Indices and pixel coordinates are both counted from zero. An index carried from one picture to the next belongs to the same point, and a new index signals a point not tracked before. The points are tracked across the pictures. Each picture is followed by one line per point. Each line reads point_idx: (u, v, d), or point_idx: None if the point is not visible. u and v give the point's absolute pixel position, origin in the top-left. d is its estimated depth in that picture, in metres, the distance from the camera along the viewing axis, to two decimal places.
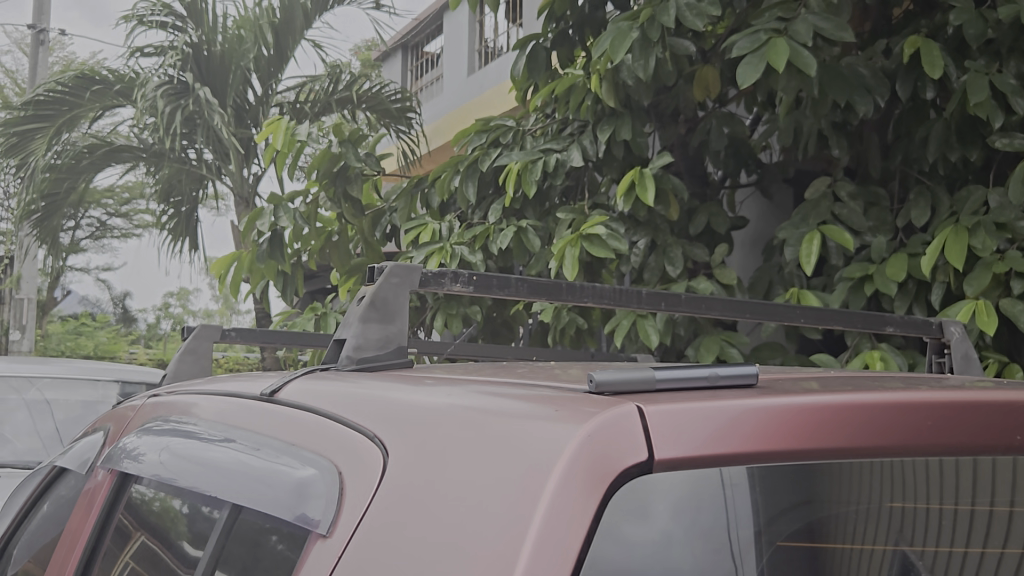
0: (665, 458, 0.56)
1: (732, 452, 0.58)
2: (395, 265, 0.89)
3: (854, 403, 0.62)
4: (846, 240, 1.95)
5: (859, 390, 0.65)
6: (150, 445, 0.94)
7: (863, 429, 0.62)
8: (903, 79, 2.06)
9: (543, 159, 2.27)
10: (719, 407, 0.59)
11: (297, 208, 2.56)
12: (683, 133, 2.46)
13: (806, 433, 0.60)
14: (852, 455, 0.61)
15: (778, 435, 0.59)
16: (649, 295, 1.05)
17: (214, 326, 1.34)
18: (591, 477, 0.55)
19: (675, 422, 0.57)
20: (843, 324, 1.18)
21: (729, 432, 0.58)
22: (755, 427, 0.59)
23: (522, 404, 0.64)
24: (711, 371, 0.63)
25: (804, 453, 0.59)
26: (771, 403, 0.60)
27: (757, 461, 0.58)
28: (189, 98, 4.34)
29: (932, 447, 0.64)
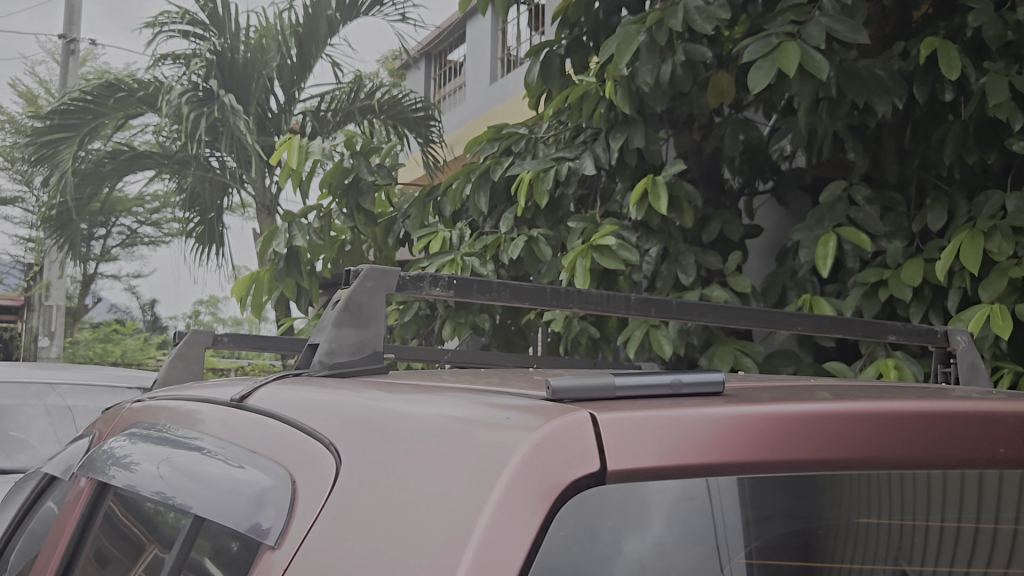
0: (624, 469, 0.53)
1: (702, 462, 0.55)
2: (370, 268, 0.87)
3: (823, 412, 0.59)
4: (862, 242, 1.92)
5: (832, 399, 0.62)
6: (146, 455, 0.86)
7: (842, 440, 0.59)
8: (920, 82, 2.02)
9: (555, 167, 2.23)
10: (682, 415, 0.56)
11: (310, 222, 2.52)
12: (698, 140, 2.46)
13: (780, 443, 0.57)
14: (834, 467, 0.58)
15: (744, 443, 0.56)
16: (638, 301, 1.01)
17: (205, 332, 1.32)
18: (536, 491, 0.52)
19: (637, 431, 0.54)
20: (845, 332, 1.14)
21: (694, 441, 0.55)
22: (714, 436, 0.56)
23: (482, 411, 0.61)
24: (673, 378, 0.61)
25: (778, 464, 0.56)
26: (744, 412, 0.57)
27: (716, 474, 0.55)
28: (213, 106, 4.30)
29: (905, 460, 0.61)
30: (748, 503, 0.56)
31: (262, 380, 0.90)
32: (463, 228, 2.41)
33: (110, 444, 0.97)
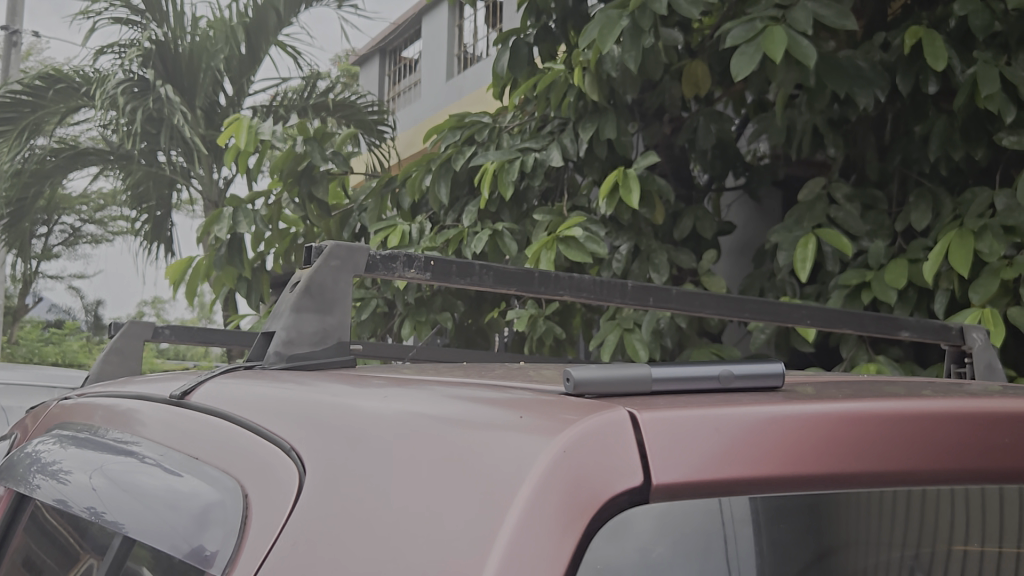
0: (672, 483, 0.42)
1: (757, 476, 0.44)
2: (335, 245, 0.75)
3: (893, 413, 0.48)
4: (842, 245, 1.82)
5: (895, 397, 0.52)
6: (78, 462, 0.73)
7: (891, 447, 0.47)
8: (904, 72, 1.92)
9: (521, 158, 2.10)
10: (732, 414, 0.45)
11: (257, 211, 2.37)
12: (668, 133, 2.32)
13: (819, 453, 0.46)
14: (897, 482, 0.47)
15: (805, 452, 0.45)
16: (635, 289, 0.89)
17: (144, 324, 1.19)
18: (564, 512, 0.40)
19: (682, 437, 0.43)
20: (854, 328, 1.03)
21: (749, 449, 0.44)
22: (774, 444, 0.45)
23: (479, 408, 0.50)
24: (722, 368, 0.49)
25: (810, 479, 0.45)
26: (791, 411, 0.46)
27: (774, 489, 0.44)
28: (151, 96, 4.06)
29: (973, 473, 0.50)
30: (770, 536, 0.44)
31: (210, 373, 0.77)
32: (422, 221, 2.26)
33: (33, 447, 0.84)
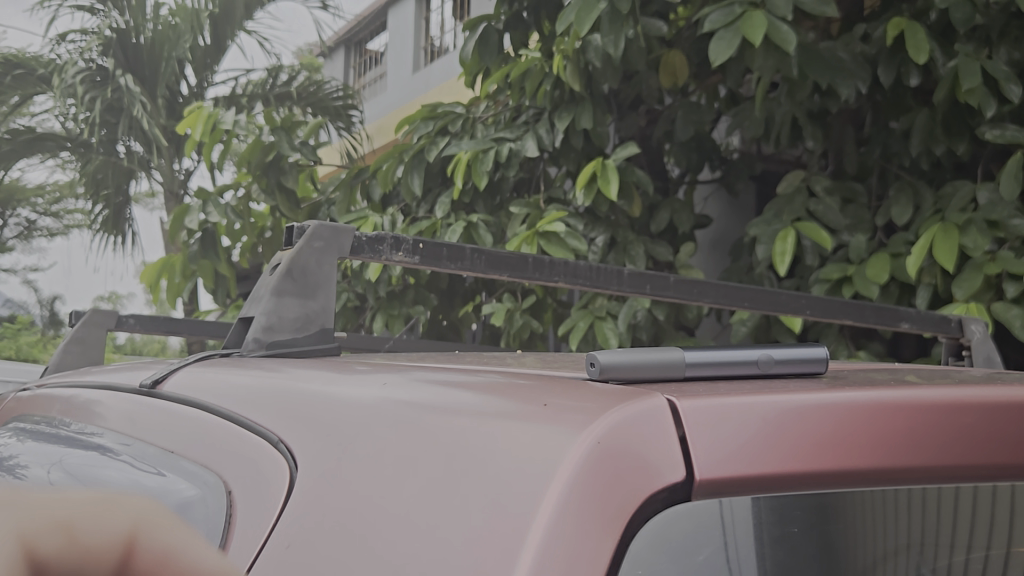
0: (715, 477, 0.38)
1: (800, 473, 0.40)
2: (319, 225, 0.70)
3: (927, 404, 0.46)
4: (822, 239, 1.78)
5: (930, 386, 0.48)
6: (36, 456, 0.68)
7: (925, 443, 0.44)
8: (885, 65, 1.85)
9: (494, 148, 2.04)
10: (770, 401, 0.42)
11: (227, 203, 2.30)
12: (643, 124, 2.27)
13: (861, 449, 0.43)
14: (935, 478, 0.45)
15: (846, 449, 0.42)
16: (632, 277, 0.86)
17: (108, 312, 1.13)
18: (604, 509, 0.36)
19: (719, 432, 0.40)
20: (854, 318, 1.01)
21: (790, 443, 0.41)
22: (815, 439, 0.42)
23: (479, 397, 0.45)
24: (761, 351, 0.47)
25: (843, 478, 0.42)
26: (820, 399, 0.43)
27: (815, 486, 0.41)
28: (113, 85, 3.92)
29: (1006, 468, 0.48)
30: (772, 544, 0.40)
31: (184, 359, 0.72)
32: (394, 213, 2.18)
33: None
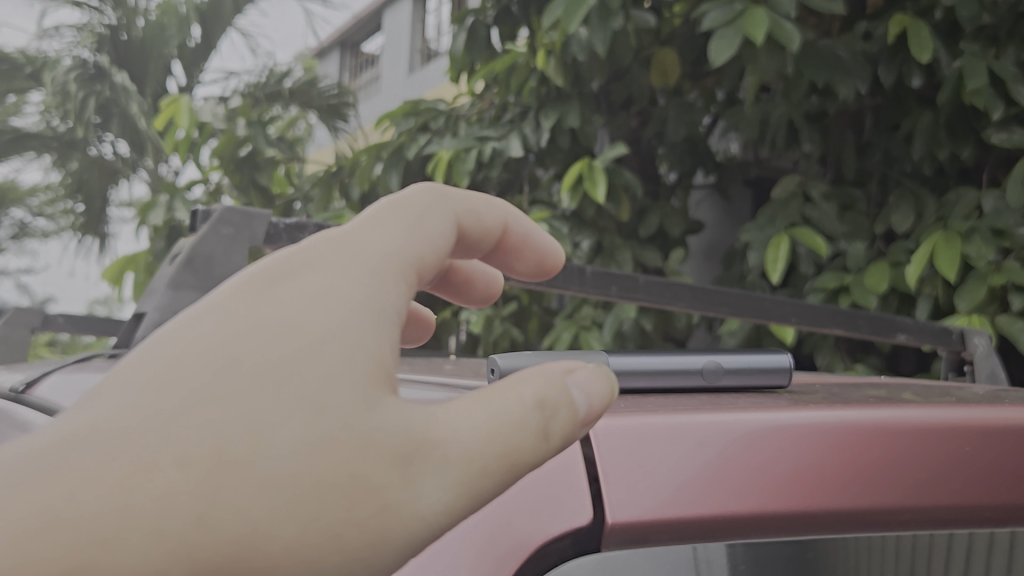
0: (637, 522, 0.37)
1: (745, 513, 0.39)
2: (225, 210, 0.62)
3: (898, 437, 0.44)
4: (819, 247, 1.68)
5: (895, 411, 0.45)
6: None
7: (890, 480, 0.43)
8: (886, 65, 1.75)
9: (477, 147, 1.93)
10: (716, 425, 0.40)
11: (198, 200, 2.18)
12: (635, 126, 2.17)
13: (817, 487, 0.41)
14: (904, 520, 0.43)
15: (799, 487, 0.41)
16: (593, 275, 0.77)
17: (34, 310, 1.04)
18: (487, 555, 0.35)
19: (653, 468, 0.39)
20: (842, 327, 0.93)
21: (737, 479, 0.40)
22: (764, 478, 0.40)
23: None
24: (708, 357, 0.49)
25: (795, 520, 0.40)
26: (768, 424, 0.41)
27: (763, 528, 0.40)
28: (104, 83, 3.74)
29: (993, 505, 0.45)
30: None
31: (92, 368, 0.64)
32: None
33: None
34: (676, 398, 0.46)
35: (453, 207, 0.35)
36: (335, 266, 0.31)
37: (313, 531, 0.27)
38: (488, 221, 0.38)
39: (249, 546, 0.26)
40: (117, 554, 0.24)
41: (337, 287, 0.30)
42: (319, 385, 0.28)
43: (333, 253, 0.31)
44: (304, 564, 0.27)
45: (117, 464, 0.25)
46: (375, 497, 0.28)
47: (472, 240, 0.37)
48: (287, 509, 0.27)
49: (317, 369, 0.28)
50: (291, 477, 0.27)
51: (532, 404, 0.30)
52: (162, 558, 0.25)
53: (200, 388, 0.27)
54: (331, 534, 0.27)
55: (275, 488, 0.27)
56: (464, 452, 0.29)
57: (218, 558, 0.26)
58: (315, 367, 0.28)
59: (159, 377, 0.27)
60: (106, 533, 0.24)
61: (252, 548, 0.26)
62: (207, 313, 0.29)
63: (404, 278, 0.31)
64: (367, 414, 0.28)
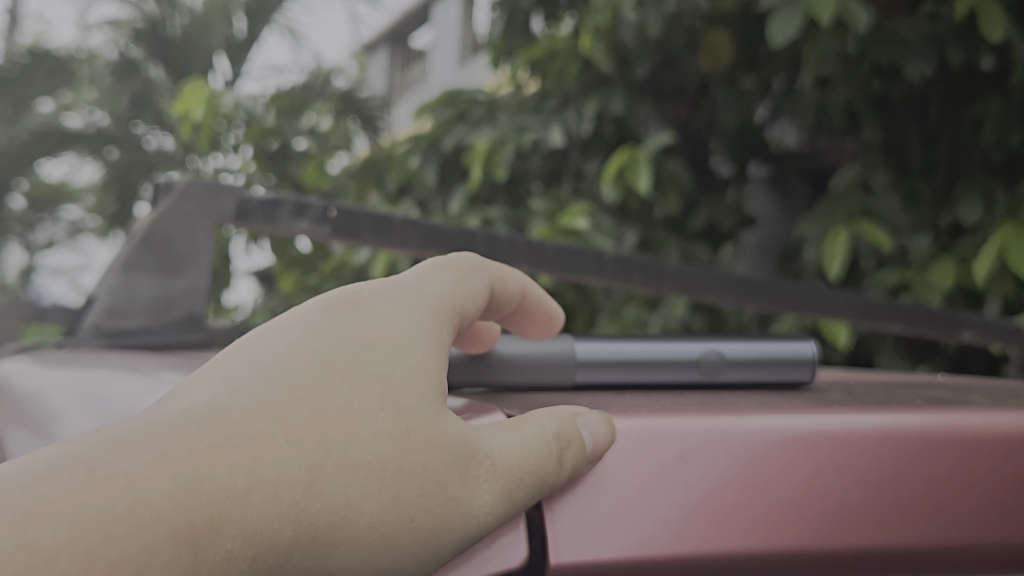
0: (581, 560, 0.33)
1: (730, 546, 0.34)
2: (189, 187, 0.72)
3: (929, 454, 0.37)
4: (880, 242, 1.56)
5: (930, 416, 0.39)
6: None
7: (920, 505, 0.36)
8: (953, 46, 1.63)
9: (517, 137, 1.85)
10: (693, 432, 0.36)
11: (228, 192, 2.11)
12: (685, 115, 2.03)
13: (826, 517, 0.35)
14: (944, 556, 0.36)
15: (801, 511, 0.35)
16: (614, 263, 0.82)
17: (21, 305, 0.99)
18: None
19: (599, 493, 0.35)
20: (901, 324, 0.91)
21: (719, 504, 0.35)
22: (755, 503, 0.35)
23: None
24: (709, 346, 0.49)
25: (797, 555, 0.35)
26: (758, 436, 0.37)
27: (753, 564, 0.34)
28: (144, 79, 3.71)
29: None
30: None
31: (56, 364, 0.58)
32: (409, 207, 2.01)
33: None
34: (673, 402, 0.41)
35: (492, 274, 0.45)
36: (403, 307, 0.39)
37: (394, 511, 0.33)
38: (514, 277, 0.47)
39: (343, 519, 0.32)
40: (254, 507, 0.29)
41: (408, 320, 0.38)
42: (397, 395, 0.35)
43: (401, 295, 0.40)
44: (379, 540, 0.32)
45: (249, 434, 0.31)
46: (440, 491, 0.34)
47: (500, 307, 0.47)
48: (374, 489, 0.33)
49: (393, 382, 0.35)
50: (379, 462, 0.33)
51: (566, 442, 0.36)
52: (276, 519, 0.30)
53: (303, 386, 0.33)
54: (405, 516, 0.33)
55: (366, 469, 0.32)
56: (509, 465, 0.35)
57: (319, 524, 0.31)
58: (394, 382, 0.35)
59: (271, 376, 0.34)
60: (240, 489, 0.29)
61: (345, 519, 0.32)
62: (305, 337, 0.36)
63: (450, 323, 0.40)
64: (440, 418, 0.35)
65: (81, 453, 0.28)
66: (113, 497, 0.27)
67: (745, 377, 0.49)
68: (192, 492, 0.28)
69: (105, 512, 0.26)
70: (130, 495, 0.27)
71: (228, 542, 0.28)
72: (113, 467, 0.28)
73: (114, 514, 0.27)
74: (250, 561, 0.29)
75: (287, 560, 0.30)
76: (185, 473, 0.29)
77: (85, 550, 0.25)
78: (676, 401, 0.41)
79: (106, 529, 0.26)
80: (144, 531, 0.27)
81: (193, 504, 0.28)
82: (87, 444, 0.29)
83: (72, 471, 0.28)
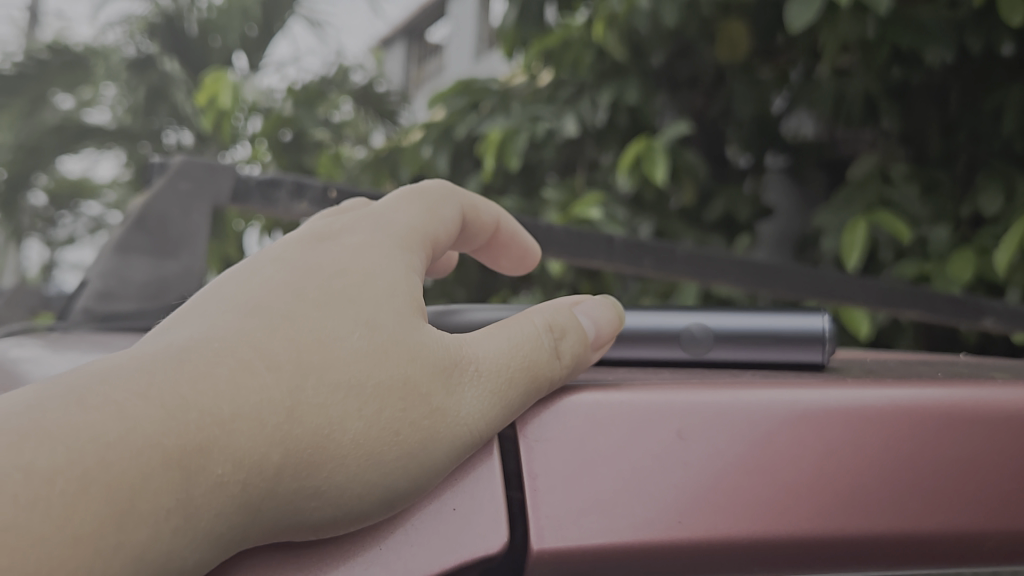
0: (565, 547, 0.32)
1: (728, 532, 0.33)
2: (182, 167, 0.77)
3: (950, 432, 0.35)
4: (900, 233, 1.54)
5: (951, 391, 0.37)
6: None
7: (938, 489, 0.35)
8: (973, 33, 1.59)
9: (530, 127, 1.83)
10: (695, 407, 0.35)
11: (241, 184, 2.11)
12: (701, 104, 2.00)
13: (836, 503, 0.34)
14: (961, 543, 0.34)
15: (807, 494, 0.34)
16: (622, 246, 0.81)
17: None
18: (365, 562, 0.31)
19: (593, 472, 0.34)
20: (921, 311, 0.89)
21: (720, 486, 0.34)
22: (758, 487, 0.34)
23: None
24: (695, 319, 0.48)
25: (803, 543, 0.33)
26: (765, 412, 0.35)
27: (754, 551, 0.33)
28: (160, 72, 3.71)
29: None
30: None
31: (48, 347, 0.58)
32: None
33: None
34: (676, 376, 0.39)
35: (464, 201, 0.46)
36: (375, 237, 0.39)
37: (378, 428, 0.32)
38: (486, 211, 0.49)
39: (327, 438, 0.31)
40: (238, 434, 0.30)
41: (380, 247, 0.39)
42: (374, 316, 0.35)
43: (373, 225, 0.40)
44: (367, 455, 0.32)
45: (230, 364, 0.31)
46: (423, 403, 0.34)
47: (474, 231, 0.48)
48: (356, 407, 0.32)
49: (370, 302, 0.35)
50: (356, 380, 0.33)
51: (543, 328, 0.38)
52: (263, 444, 0.30)
53: (280, 317, 0.34)
54: (389, 432, 0.32)
55: (345, 389, 0.32)
56: (493, 365, 0.35)
57: (304, 444, 0.31)
58: (369, 301, 0.35)
59: (250, 312, 0.34)
60: (225, 416, 0.30)
61: (329, 438, 0.31)
62: (280, 272, 0.37)
63: (423, 251, 0.40)
64: (413, 332, 0.35)
65: (74, 384, 0.29)
66: (104, 425, 0.27)
67: (733, 356, 0.47)
68: (182, 421, 0.29)
69: (96, 441, 0.27)
70: (121, 424, 0.27)
71: (217, 467, 0.29)
72: (101, 396, 0.28)
73: (107, 440, 0.27)
74: (244, 485, 0.29)
75: (280, 481, 0.30)
76: (173, 402, 0.29)
77: (81, 474, 0.26)
78: (673, 376, 0.40)
79: (103, 453, 0.27)
80: (139, 455, 0.27)
81: (182, 431, 0.28)
82: (79, 377, 0.30)
83: (64, 402, 0.28)
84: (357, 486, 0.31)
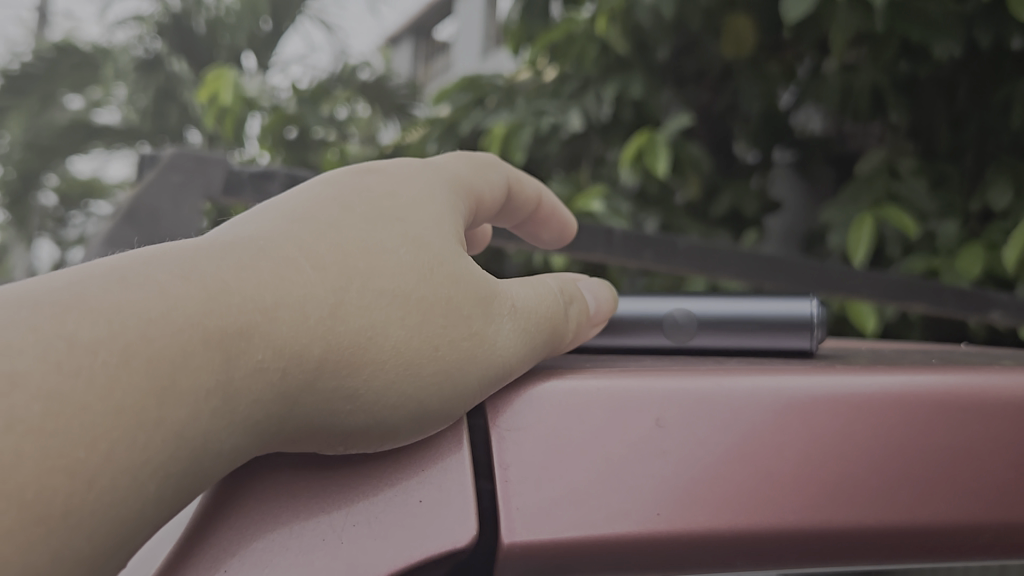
0: (539, 542, 0.31)
1: (712, 526, 0.32)
2: (175, 158, 0.78)
3: (941, 423, 0.35)
4: (906, 228, 1.53)
5: (945, 382, 0.36)
6: None
7: (933, 480, 0.34)
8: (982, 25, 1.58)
9: (534, 122, 1.82)
10: (679, 397, 0.34)
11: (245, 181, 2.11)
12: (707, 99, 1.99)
13: (826, 495, 0.33)
14: (957, 535, 0.33)
15: (796, 486, 0.33)
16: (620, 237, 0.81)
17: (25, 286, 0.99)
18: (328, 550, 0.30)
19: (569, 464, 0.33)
20: (925, 303, 0.88)
21: (704, 479, 0.33)
22: (743, 481, 0.33)
23: None
24: (680, 304, 0.48)
25: (795, 533, 0.33)
26: (754, 402, 0.34)
27: (740, 545, 0.32)
28: None
29: None
30: None
31: None
32: None
33: None
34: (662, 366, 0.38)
35: (512, 174, 0.48)
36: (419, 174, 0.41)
37: (415, 337, 0.34)
38: (534, 186, 0.50)
39: (367, 342, 0.33)
40: (281, 323, 0.31)
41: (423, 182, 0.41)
42: (418, 236, 0.37)
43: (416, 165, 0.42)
44: (405, 364, 0.33)
45: (276, 259, 0.33)
46: (464, 324, 0.36)
47: (518, 202, 0.49)
48: (398, 315, 0.34)
49: (414, 224, 0.38)
50: (400, 289, 0.35)
51: (559, 292, 0.42)
52: (304, 335, 0.31)
53: (327, 224, 0.36)
54: (428, 345, 0.34)
55: (389, 295, 0.34)
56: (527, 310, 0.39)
57: (345, 344, 0.32)
58: (413, 223, 0.38)
59: (295, 216, 0.36)
60: (269, 305, 0.31)
61: (370, 339, 0.33)
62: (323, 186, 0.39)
63: (469, 199, 0.43)
64: (453, 259, 0.38)
65: (124, 264, 0.31)
66: (149, 303, 0.29)
67: (715, 343, 0.46)
68: (227, 302, 0.30)
69: (138, 315, 0.28)
70: (165, 302, 0.29)
71: (258, 352, 0.30)
72: (148, 277, 0.30)
73: (152, 315, 0.28)
74: (282, 372, 0.30)
75: (319, 376, 0.31)
76: (216, 286, 0.30)
77: (125, 346, 0.27)
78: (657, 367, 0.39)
79: (145, 329, 0.28)
80: (181, 330, 0.29)
81: (224, 312, 0.30)
82: (127, 259, 0.31)
83: (107, 281, 0.29)
84: (392, 395, 0.32)
